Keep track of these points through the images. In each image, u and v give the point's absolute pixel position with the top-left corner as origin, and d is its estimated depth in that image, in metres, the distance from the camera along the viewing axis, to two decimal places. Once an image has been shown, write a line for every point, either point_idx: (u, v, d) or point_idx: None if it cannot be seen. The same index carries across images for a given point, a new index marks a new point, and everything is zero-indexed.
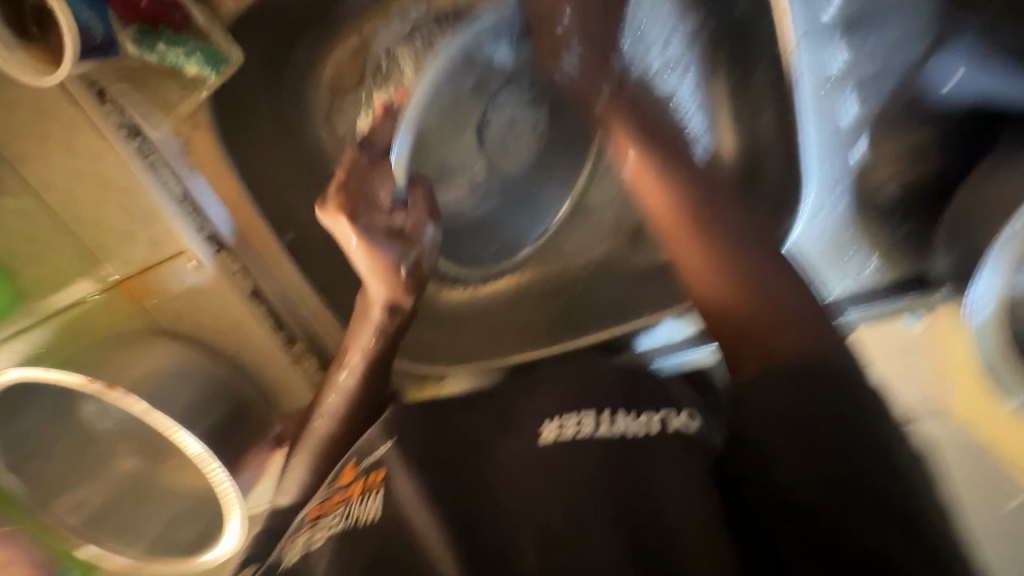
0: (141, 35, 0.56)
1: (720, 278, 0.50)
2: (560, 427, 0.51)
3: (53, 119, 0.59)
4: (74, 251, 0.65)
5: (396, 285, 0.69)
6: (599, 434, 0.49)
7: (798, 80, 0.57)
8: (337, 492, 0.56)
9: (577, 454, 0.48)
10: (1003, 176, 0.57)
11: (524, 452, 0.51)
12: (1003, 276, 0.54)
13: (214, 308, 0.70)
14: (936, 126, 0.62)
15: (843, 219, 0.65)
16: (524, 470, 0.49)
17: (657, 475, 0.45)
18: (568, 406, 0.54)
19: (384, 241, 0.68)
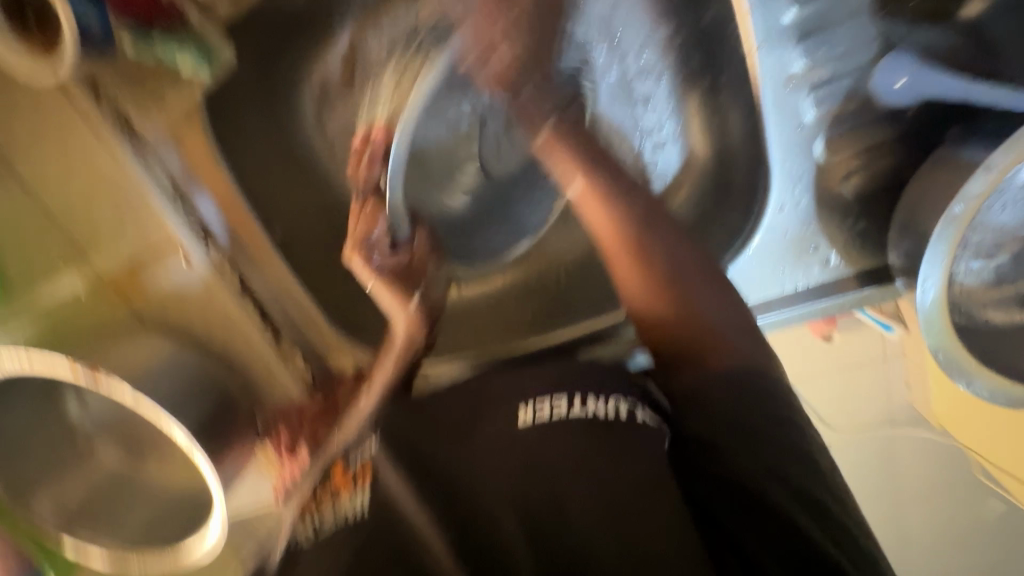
0: (137, 31, 0.58)
1: (663, 296, 0.54)
2: (535, 412, 0.53)
3: (53, 117, 0.62)
4: (67, 245, 0.69)
5: (413, 322, 0.67)
6: (571, 416, 0.51)
7: (764, 101, 0.56)
8: (327, 488, 0.57)
9: (549, 437, 0.50)
10: (958, 163, 0.51)
11: (504, 435, 0.52)
12: (944, 265, 0.48)
13: (200, 299, 0.72)
14: (894, 122, 0.55)
15: (821, 224, 0.60)
16: (501, 455, 0.51)
17: (633, 460, 0.47)
18: (544, 391, 0.55)
19: (394, 273, 0.67)
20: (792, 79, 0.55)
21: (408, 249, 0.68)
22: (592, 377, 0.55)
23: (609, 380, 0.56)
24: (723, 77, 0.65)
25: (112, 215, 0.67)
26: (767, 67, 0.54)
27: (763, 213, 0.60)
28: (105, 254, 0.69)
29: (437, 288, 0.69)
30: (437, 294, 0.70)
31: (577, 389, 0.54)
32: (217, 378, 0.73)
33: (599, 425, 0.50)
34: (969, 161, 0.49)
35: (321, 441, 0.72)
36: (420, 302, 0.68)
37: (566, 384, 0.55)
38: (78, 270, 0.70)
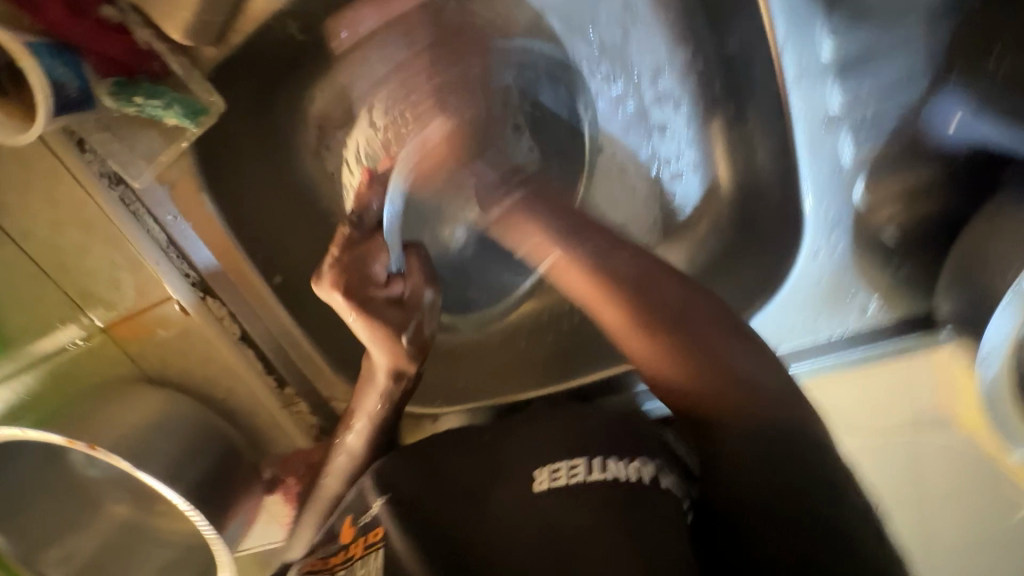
0: (119, 86, 0.51)
1: (673, 363, 0.48)
2: (553, 474, 0.51)
3: (35, 172, 0.58)
4: (61, 298, 0.66)
5: (402, 357, 0.60)
6: (590, 482, 0.49)
7: (800, 140, 0.50)
8: (339, 554, 0.56)
9: (565, 505, 0.48)
10: (1009, 213, 0.47)
11: (514, 500, 0.51)
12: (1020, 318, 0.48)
13: (201, 352, 0.69)
14: (941, 164, 0.50)
15: (858, 270, 0.55)
16: (521, 525, 0.50)
17: (651, 532, 0.45)
18: (557, 452, 0.53)
19: (386, 308, 0.58)
20: (831, 119, 0.49)
21: (402, 283, 0.59)
22: (604, 436, 0.53)
23: (625, 435, 0.53)
24: (750, 107, 0.60)
25: (104, 268, 0.64)
26: (802, 102, 0.49)
27: (793, 259, 0.55)
28: (100, 308, 0.67)
29: (432, 324, 0.61)
30: (429, 330, 0.62)
31: (596, 453, 0.51)
32: (218, 429, 0.71)
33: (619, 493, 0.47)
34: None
35: (318, 498, 0.67)
36: (410, 339, 0.60)
37: (586, 445, 0.52)
38: (76, 323, 0.67)
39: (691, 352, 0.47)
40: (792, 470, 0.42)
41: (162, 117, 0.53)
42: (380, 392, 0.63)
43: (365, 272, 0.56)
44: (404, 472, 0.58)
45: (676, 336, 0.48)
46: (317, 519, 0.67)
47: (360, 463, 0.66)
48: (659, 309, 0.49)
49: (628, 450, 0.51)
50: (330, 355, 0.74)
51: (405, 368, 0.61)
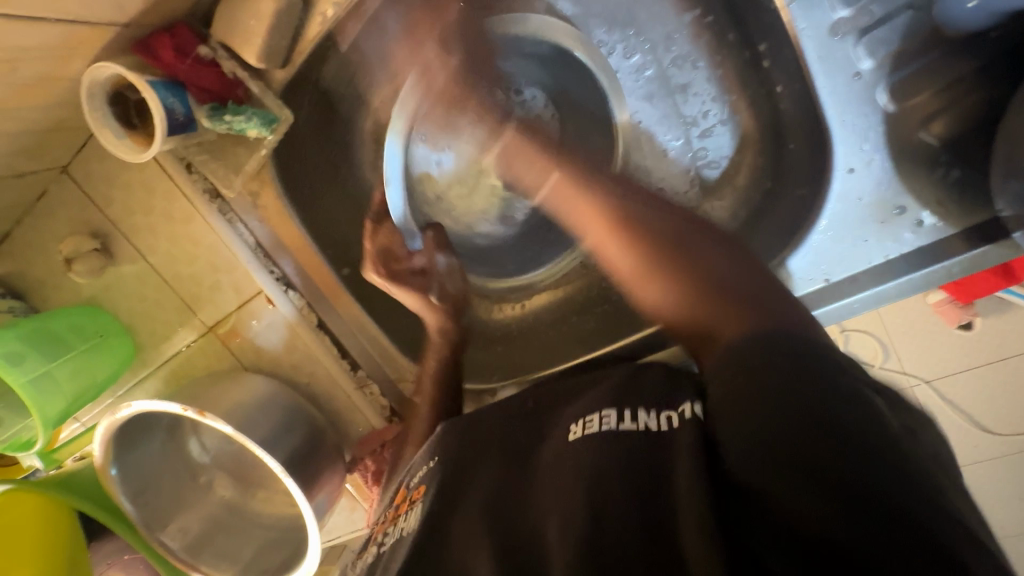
0: (214, 109, 0.63)
1: (654, 283, 0.48)
2: (583, 428, 0.45)
3: (157, 195, 0.72)
4: (176, 303, 0.79)
5: (437, 312, 0.73)
6: (619, 433, 0.42)
7: (809, 58, 0.51)
8: (391, 511, 0.55)
9: (585, 463, 0.41)
10: None
11: (552, 456, 0.45)
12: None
13: (286, 341, 0.79)
14: (971, 53, 0.48)
15: (902, 180, 0.52)
16: (552, 481, 0.43)
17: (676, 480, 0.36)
18: (595, 406, 0.46)
19: (410, 278, 0.72)
20: (837, 28, 0.50)
21: (421, 256, 0.73)
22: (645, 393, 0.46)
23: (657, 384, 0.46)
24: (760, 44, 0.61)
25: (208, 272, 0.76)
26: (806, 18, 0.50)
27: (829, 178, 0.54)
28: (206, 309, 0.79)
29: (452, 283, 0.74)
30: (453, 288, 0.75)
31: (630, 403, 0.45)
32: (303, 410, 0.79)
33: (641, 444, 0.40)
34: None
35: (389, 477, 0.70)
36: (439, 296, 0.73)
37: (616, 399, 0.46)
38: (189, 324, 0.80)
39: (692, 271, 0.47)
40: (830, 432, 0.33)
41: (245, 131, 0.64)
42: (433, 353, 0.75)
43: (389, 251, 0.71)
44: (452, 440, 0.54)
45: (681, 271, 0.47)
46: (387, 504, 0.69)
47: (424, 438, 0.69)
48: (656, 235, 0.49)
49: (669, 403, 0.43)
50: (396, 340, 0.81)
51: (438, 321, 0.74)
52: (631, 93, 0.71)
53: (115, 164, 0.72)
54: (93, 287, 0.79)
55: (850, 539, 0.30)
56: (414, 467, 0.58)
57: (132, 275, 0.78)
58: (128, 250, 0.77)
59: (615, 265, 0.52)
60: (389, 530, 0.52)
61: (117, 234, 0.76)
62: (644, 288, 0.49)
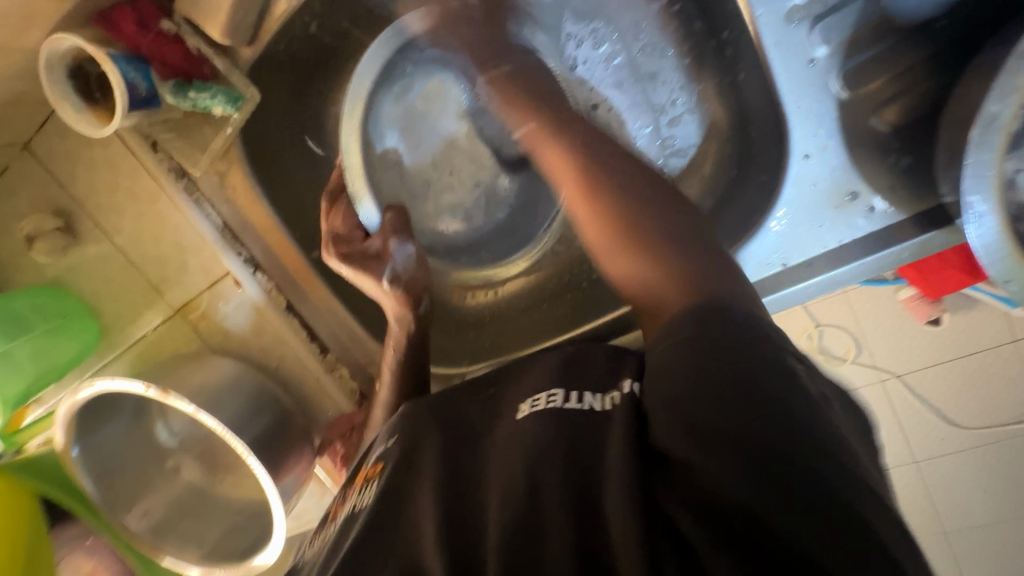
0: (177, 86, 0.62)
1: (617, 249, 0.45)
2: (534, 404, 0.44)
3: (122, 173, 0.71)
4: (143, 284, 0.78)
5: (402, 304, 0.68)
6: (569, 408, 0.42)
7: (765, 42, 0.51)
8: (346, 497, 0.52)
9: (541, 429, 0.41)
10: (982, 63, 0.45)
11: (505, 433, 0.44)
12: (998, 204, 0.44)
13: (255, 324, 0.78)
14: (929, 42, 0.49)
15: (852, 166, 0.54)
16: (506, 453, 0.42)
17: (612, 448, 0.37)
18: (544, 384, 0.46)
19: (365, 262, 0.69)
20: (794, 14, 0.50)
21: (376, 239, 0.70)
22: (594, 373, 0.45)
23: (601, 370, 0.45)
24: (724, 32, 0.62)
25: (174, 253, 0.75)
26: (765, 2, 0.50)
27: (787, 162, 0.55)
28: (173, 291, 0.78)
29: (405, 269, 0.69)
30: (408, 275, 0.69)
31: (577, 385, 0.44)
32: (271, 393, 0.78)
33: (601, 417, 0.41)
34: (1006, 59, 0.42)
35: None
36: (389, 280, 0.68)
37: (565, 376, 0.45)
38: (156, 306, 0.79)
39: (660, 242, 0.44)
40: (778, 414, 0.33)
41: (211, 107, 0.63)
42: (393, 339, 0.69)
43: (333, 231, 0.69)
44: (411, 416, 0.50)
45: (646, 239, 0.44)
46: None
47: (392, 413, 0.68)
48: (614, 188, 0.47)
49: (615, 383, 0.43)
50: (367, 324, 0.81)
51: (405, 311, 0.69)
52: (600, 82, 0.73)
53: (78, 141, 0.71)
54: (57, 267, 0.78)
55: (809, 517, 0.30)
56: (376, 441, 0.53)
57: (97, 256, 0.77)
58: (93, 229, 0.75)
59: (586, 230, 0.48)
60: (352, 501, 0.49)
61: (81, 213, 0.74)
62: (614, 260, 0.46)
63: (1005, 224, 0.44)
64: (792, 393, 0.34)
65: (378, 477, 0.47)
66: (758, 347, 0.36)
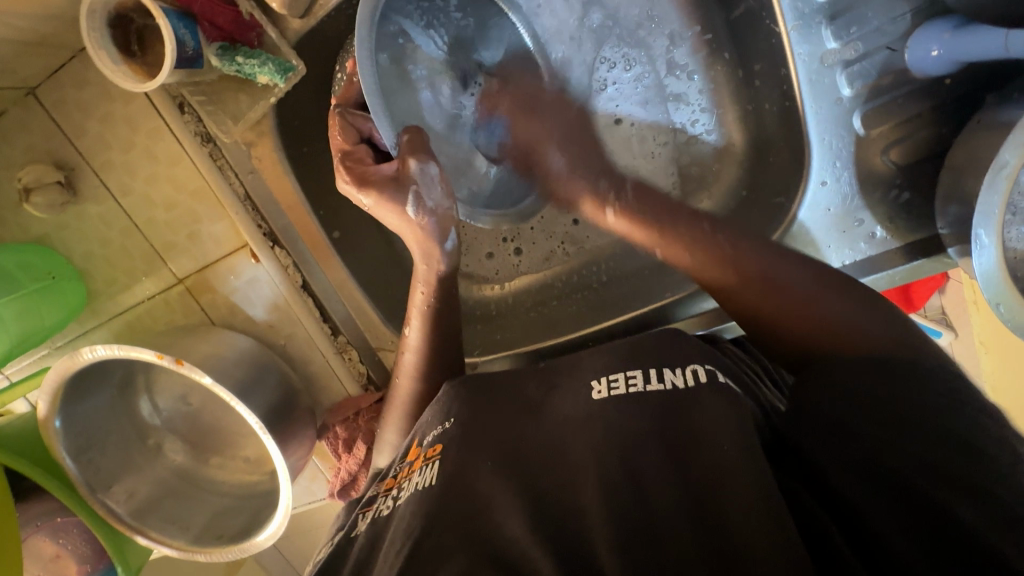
0: (222, 50, 0.61)
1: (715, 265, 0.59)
2: (611, 386, 0.54)
3: (141, 132, 0.68)
4: (144, 251, 0.74)
5: (424, 239, 0.64)
6: (649, 390, 0.52)
7: (797, 77, 0.59)
8: (404, 468, 0.56)
9: (628, 408, 0.51)
10: (984, 122, 0.53)
11: (576, 409, 0.53)
12: (996, 231, 0.48)
13: (265, 300, 0.76)
14: (934, 98, 0.56)
15: (856, 196, 0.61)
16: (580, 430, 0.51)
17: (711, 429, 0.47)
18: (616, 368, 0.56)
19: (383, 184, 0.61)
20: (827, 57, 0.58)
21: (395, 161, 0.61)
22: (665, 353, 0.56)
23: (677, 350, 0.56)
24: (755, 65, 0.69)
25: (187, 221, 0.72)
26: (801, 45, 0.58)
27: (805, 188, 0.62)
28: (177, 260, 0.75)
29: (431, 194, 0.61)
30: (432, 202, 0.62)
31: (650, 364, 0.55)
32: (279, 371, 0.77)
33: (677, 400, 0.51)
34: (1013, 120, 0.50)
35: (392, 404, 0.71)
36: (416, 211, 0.62)
37: (636, 360, 0.56)
38: (156, 274, 0.75)
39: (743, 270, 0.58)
40: (897, 416, 0.43)
41: (256, 76, 0.62)
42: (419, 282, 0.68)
43: (344, 150, 0.64)
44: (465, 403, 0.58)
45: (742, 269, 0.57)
46: (398, 421, 0.70)
47: (425, 357, 0.69)
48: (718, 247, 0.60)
49: (682, 362, 0.55)
50: (380, 308, 0.81)
51: (430, 253, 0.65)
52: (628, 99, 0.77)
53: (94, 93, 0.67)
54: (47, 223, 0.73)
55: (924, 483, 0.39)
56: (425, 425, 0.60)
57: (96, 215, 0.73)
58: (96, 186, 0.71)
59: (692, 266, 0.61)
60: (404, 484, 0.54)
61: (87, 169, 0.70)
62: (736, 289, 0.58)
63: (1001, 257, 0.48)
64: (915, 400, 0.43)
65: (439, 456, 0.53)
66: (902, 370, 0.45)
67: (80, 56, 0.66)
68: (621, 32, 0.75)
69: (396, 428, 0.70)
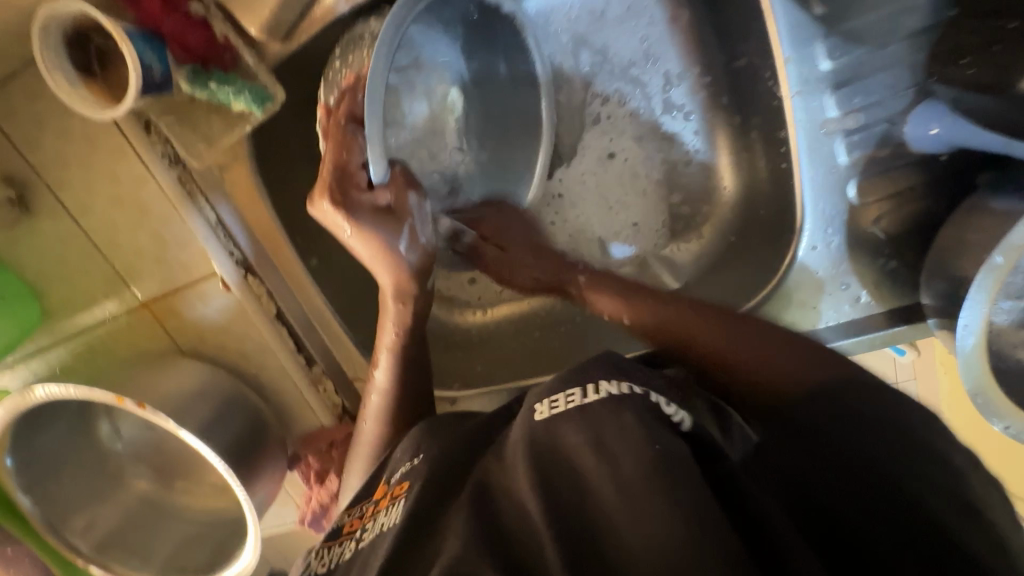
0: (194, 74, 0.57)
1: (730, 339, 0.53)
2: (551, 406, 0.42)
3: (102, 150, 0.63)
4: (104, 273, 0.70)
5: (402, 275, 0.60)
6: (591, 405, 0.41)
7: (796, 135, 0.58)
8: (368, 510, 0.52)
9: (573, 432, 0.40)
10: (983, 207, 0.53)
11: (518, 432, 0.43)
12: (983, 310, 0.49)
13: (235, 328, 0.73)
14: (926, 171, 0.57)
15: (844, 257, 0.60)
16: (520, 461, 0.41)
17: (673, 457, 0.36)
18: (558, 382, 0.44)
19: (379, 219, 0.56)
20: (827, 125, 0.57)
21: (387, 193, 0.56)
22: (617, 365, 0.45)
23: (627, 362, 0.45)
24: (754, 118, 0.67)
25: (151, 244, 0.68)
26: (804, 111, 0.57)
27: (795, 250, 0.61)
28: (142, 284, 0.70)
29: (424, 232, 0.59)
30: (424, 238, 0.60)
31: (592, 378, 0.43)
32: (249, 401, 0.74)
33: (631, 413, 0.39)
34: (1013, 210, 0.50)
35: (355, 449, 0.66)
36: (407, 247, 0.59)
37: (579, 373, 0.44)
38: (118, 298, 0.71)
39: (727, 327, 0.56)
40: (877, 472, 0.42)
41: (231, 103, 0.58)
42: (393, 319, 0.63)
43: (345, 170, 0.54)
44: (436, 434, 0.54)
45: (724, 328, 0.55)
46: (363, 468, 0.65)
47: (395, 398, 0.64)
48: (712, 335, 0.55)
49: (632, 377, 0.43)
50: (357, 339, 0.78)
51: (407, 284, 0.61)
52: (622, 133, 0.75)
53: (51, 106, 0.62)
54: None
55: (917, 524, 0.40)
56: (395, 462, 0.56)
57: (52, 233, 0.68)
58: (52, 204, 0.66)
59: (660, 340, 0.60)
60: (368, 526, 0.49)
61: (42, 185, 0.65)
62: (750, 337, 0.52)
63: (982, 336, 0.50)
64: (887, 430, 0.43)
65: (406, 494, 0.48)
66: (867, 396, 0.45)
67: (33, 65, 0.60)
68: (613, 67, 0.73)
69: (359, 466, 0.65)
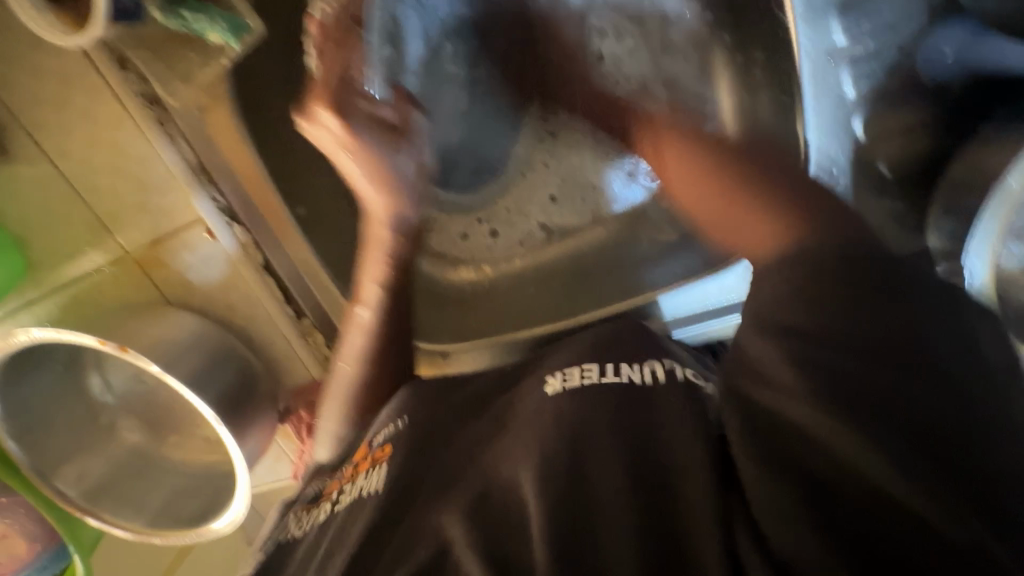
0: (167, 1, 0.56)
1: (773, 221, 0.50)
2: (563, 380, 0.49)
3: (79, 89, 0.61)
4: (88, 220, 0.68)
5: (394, 199, 0.56)
6: (604, 381, 0.47)
7: (800, 58, 0.51)
8: (349, 469, 0.53)
9: (585, 402, 0.45)
10: (996, 139, 0.51)
11: (532, 406, 0.47)
12: (994, 242, 0.49)
13: (224, 278, 0.72)
14: (933, 106, 0.55)
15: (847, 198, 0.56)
16: (533, 426, 0.45)
17: (677, 431, 0.41)
18: (573, 362, 0.51)
19: (377, 128, 0.55)
20: (834, 52, 0.52)
21: (389, 107, 0.57)
22: (613, 350, 0.53)
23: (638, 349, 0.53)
24: None
25: (133, 189, 0.66)
26: (810, 38, 0.51)
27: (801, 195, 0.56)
28: (127, 233, 0.69)
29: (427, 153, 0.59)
30: (427, 160, 0.60)
31: (609, 359, 0.51)
32: (237, 352, 0.73)
33: (633, 394, 0.46)
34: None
35: (331, 389, 0.64)
36: (410, 163, 0.57)
37: (599, 355, 0.52)
38: (103, 247, 0.69)
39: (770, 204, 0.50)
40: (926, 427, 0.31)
41: (206, 34, 0.57)
42: (385, 250, 0.57)
43: (347, 79, 0.54)
44: (431, 402, 0.54)
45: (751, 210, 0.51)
46: (342, 409, 0.63)
47: (376, 339, 0.60)
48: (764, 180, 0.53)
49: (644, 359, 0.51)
50: None
51: (406, 216, 0.57)
52: (622, 72, 0.73)
53: (24, 42, 0.60)
54: None
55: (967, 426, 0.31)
56: (377, 423, 0.56)
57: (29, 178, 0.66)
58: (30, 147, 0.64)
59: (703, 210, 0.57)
60: (347, 488, 0.50)
61: (14, 126, 0.62)
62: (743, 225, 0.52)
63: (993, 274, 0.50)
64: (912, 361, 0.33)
65: (387, 457, 0.50)
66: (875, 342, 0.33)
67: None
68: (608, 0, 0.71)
69: (339, 407, 0.63)
